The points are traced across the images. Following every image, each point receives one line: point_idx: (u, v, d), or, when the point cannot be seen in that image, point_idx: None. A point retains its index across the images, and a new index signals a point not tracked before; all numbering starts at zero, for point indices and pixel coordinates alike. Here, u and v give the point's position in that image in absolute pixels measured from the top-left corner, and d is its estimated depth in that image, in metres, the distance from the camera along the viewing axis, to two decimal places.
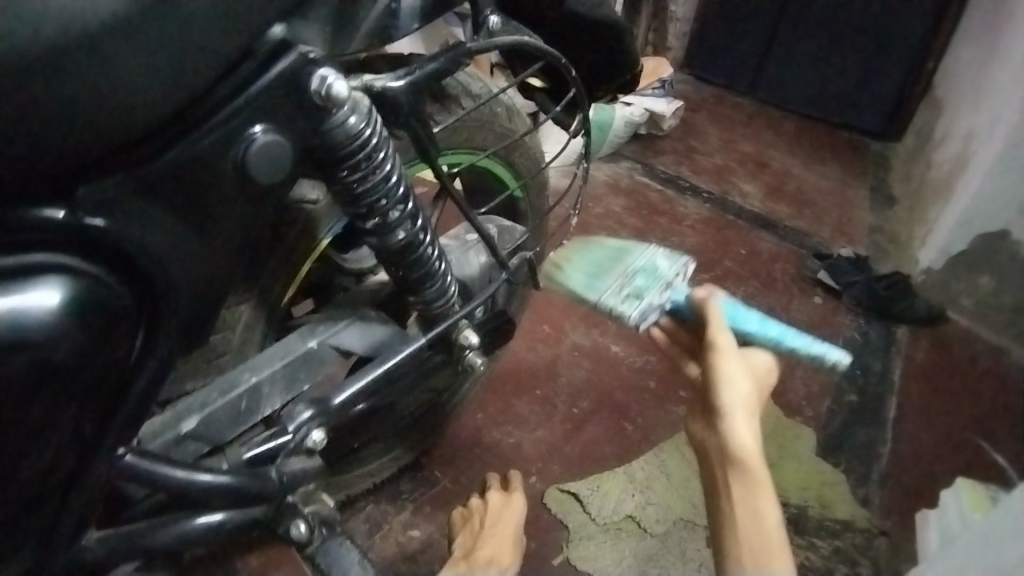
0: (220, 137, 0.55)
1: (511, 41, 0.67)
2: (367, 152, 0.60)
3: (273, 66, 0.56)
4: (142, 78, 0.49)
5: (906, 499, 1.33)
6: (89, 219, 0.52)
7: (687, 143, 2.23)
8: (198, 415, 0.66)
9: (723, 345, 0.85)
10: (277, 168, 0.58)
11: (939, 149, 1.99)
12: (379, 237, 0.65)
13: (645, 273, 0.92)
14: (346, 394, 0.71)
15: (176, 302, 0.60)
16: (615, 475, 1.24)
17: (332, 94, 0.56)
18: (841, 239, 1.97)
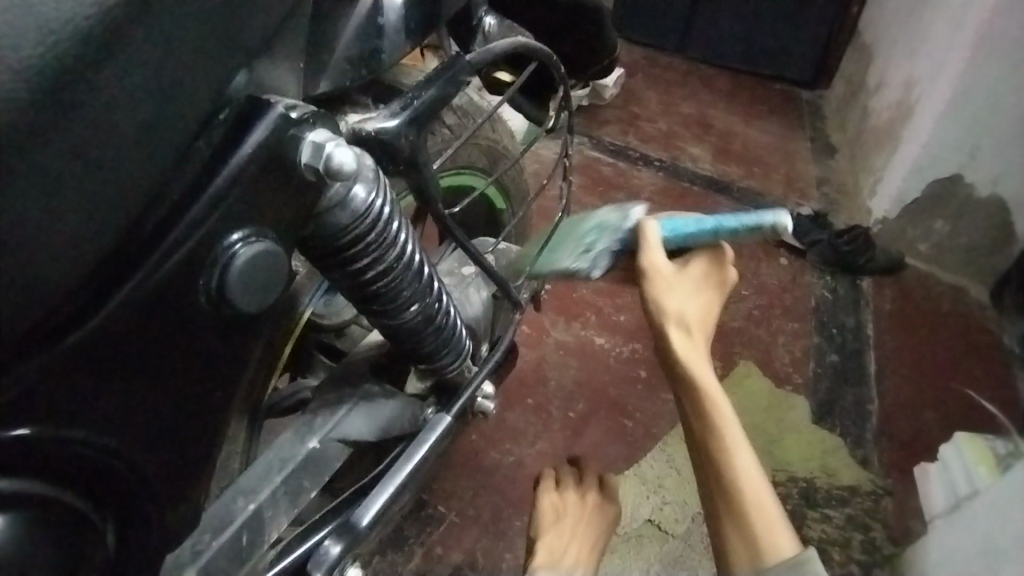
0: (186, 258, 0.41)
1: (506, 45, 0.61)
2: (379, 229, 0.50)
3: (239, 147, 0.42)
4: (63, 214, 0.36)
5: (903, 455, 1.35)
6: (10, 429, 0.38)
7: (630, 110, 2.13)
8: (192, 571, 0.52)
9: (653, 264, 0.73)
10: (272, 281, 0.45)
11: (873, 96, 1.98)
12: (388, 316, 0.56)
13: (597, 228, 0.77)
14: (373, 511, 0.60)
15: (153, 472, 0.47)
16: (627, 480, 1.18)
17: (336, 167, 0.44)
18: (794, 196, 1.93)
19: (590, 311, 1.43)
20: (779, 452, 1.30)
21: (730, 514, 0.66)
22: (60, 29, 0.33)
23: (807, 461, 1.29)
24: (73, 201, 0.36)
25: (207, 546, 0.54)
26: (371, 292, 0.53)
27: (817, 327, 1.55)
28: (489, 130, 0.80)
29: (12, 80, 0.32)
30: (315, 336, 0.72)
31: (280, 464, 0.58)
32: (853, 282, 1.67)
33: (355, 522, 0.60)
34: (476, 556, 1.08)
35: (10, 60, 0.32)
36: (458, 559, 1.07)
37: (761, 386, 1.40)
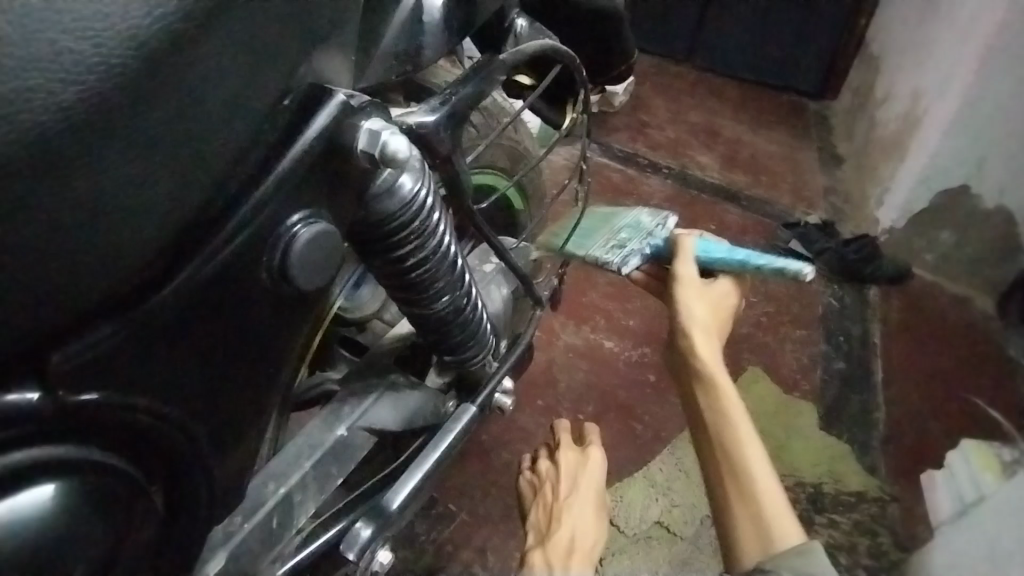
0: (249, 238, 0.43)
1: (536, 48, 0.64)
2: (421, 217, 0.52)
3: (304, 131, 0.44)
4: (144, 178, 0.37)
5: (910, 462, 1.35)
6: (80, 393, 0.38)
7: (639, 118, 2.15)
8: (223, 551, 0.53)
9: (686, 278, 0.80)
10: (327, 265, 0.46)
11: (882, 107, 1.98)
12: (422, 306, 0.57)
13: (630, 227, 0.86)
14: (403, 496, 0.61)
15: (202, 452, 0.47)
16: (636, 482, 1.19)
17: (390, 154, 0.46)
18: (802, 205, 1.95)
19: (600, 314, 1.44)
20: (787, 457, 1.31)
21: (743, 507, 0.67)
22: (166, 2, 0.34)
23: (815, 467, 1.30)
24: (157, 175, 0.38)
25: (238, 527, 0.54)
26: (406, 283, 0.55)
27: (824, 335, 1.56)
28: (513, 132, 0.82)
29: (120, 46, 0.33)
30: (338, 329, 0.74)
31: (309, 450, 0.59)
32: (860, 291, 1.68)
33: (384, 506, 0.60)
34: (486, 554, 1.09)
35: (117, 26, 0.33)
36: (469, 557, 1.08)
37: (768, 391, 1.41)
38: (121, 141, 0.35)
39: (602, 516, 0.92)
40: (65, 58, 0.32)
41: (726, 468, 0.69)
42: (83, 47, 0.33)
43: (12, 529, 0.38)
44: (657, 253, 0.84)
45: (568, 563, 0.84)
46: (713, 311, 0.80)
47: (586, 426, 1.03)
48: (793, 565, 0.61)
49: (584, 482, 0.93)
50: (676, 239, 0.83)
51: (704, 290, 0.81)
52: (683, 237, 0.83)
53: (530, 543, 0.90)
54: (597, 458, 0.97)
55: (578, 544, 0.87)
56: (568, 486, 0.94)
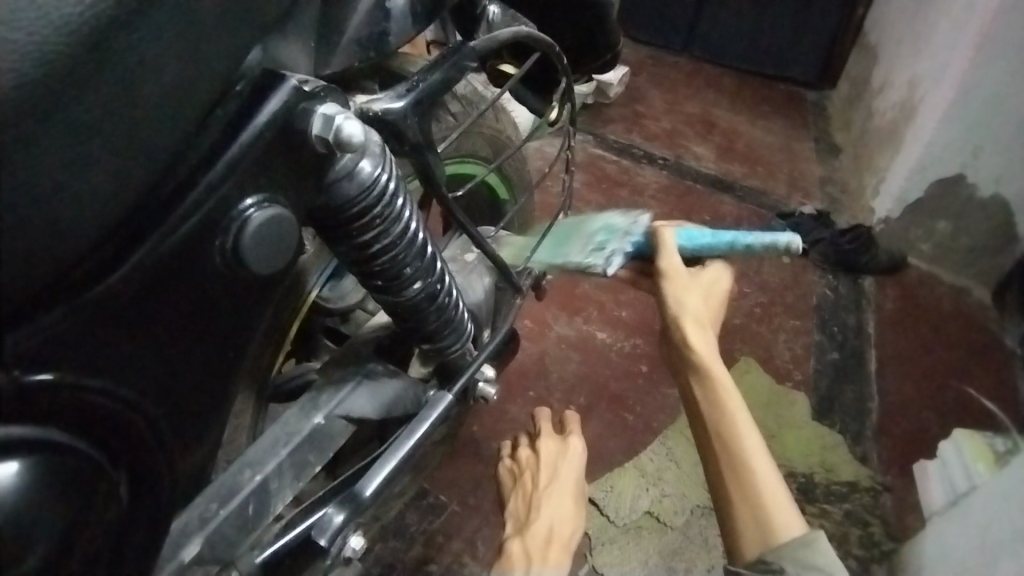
0: (202, 220, 0.42)
1: (509, 34, 0.63)
2: (385, 201, 0.52)
3: (255, 115, 0.43)
4: (88, 164, 0.37)
5: (902, 452, 1.35)
6: (33, 373, 0.38)
7: (635, 109, 2.14)
8: (200, 537, 0.53)
9: (674, 270, 0.77)
10: (283, 248, 0.46)
11: (879, 96, 1.96)
12: (392, 293, 0.57)
13: (604, 230, 0.78)
14: (377, 483, 0.61)
15: (165, 434, 0.47)
16: (626, 472, 1.19)
17: (343, 139, 0.45)
18: (797, 195, 1.94)
19: (592, 306, 1.44)
20: (778, 447, 1.30)
21: (743, 500, 0.67)
22: None
23: (806, 457, 1.30)
24: (103, 160, 0.37)
25: (214, 514, 0.54)
26: (376, 267, 0.54)
27: (818, 325, 1.55)
28: (494, 120, 0.81)
29: (53, 36, 0.34)
30: (319, 320, 0.73)
31: (285, 438, 0.59)
32: (855, 280, 1.67)
33: (358, 492, 0.60)
34: (476, 544, 1.09)
35: (52, 16, 0.34)
36: (459, 547, 1.08)
37: (761, 381, 1.41)
38: (64, 124, 0.35)
39: (580, 504, 0.92)
40: (1, 49, 0.33)
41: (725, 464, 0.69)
42: (19, 38, 0.33)
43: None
44: (639, 250, 0.80)
45: (546, 556, 0.84)
46: (704, 303, 0.78)
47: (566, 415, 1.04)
48: (798, 557, 0.62)
49: (563, 471, 0.93)
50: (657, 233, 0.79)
51: (695, 279, 0.79)
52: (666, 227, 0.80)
53: (508, 534, 0.89)
54: (578, 448, 0.97)
55: (557, 534, 0.87)
56: (548, 477, 0.93)
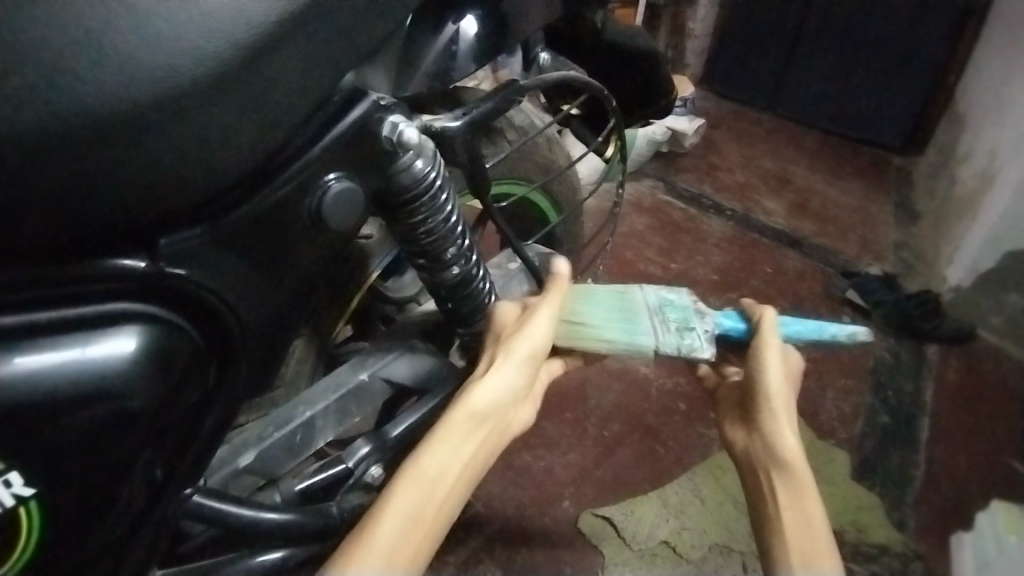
0: (298, 185, 0.57)
1: (556, 77, 0.74)
2: (432, 194, 0.64)
3: (347, 113, 0.57)
4: (234, 130, 0.50)
5: (946, 525, 1.29)
6: (172, 267, 0.52)
7: (709, 160, 2.20)
8: (254, 451, 0.68)
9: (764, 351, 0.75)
10: (351, 214, 0.60)
11: (965, 164, 1.92)
12: (434, 273, 0.69)
13: (671, 306, 0.78)
14: (402, 428, 0.75)
15: (251, 349, 0.61)
16: (648, 500, 1.22)
17: (403, 141, 0.59)
18: (867, 257, 1.91)
19: None
20: None
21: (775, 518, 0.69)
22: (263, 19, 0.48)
23: (838, 514, 1.28)
24: (232, 136, 0.50)
25: (269, 436, 0.69)
26: (423, 248, 0.67)
27: (871, 386, 1.53)
28: (546, 150, 0.92)
29: (232, 45, 0.47)
30: (378, 305, 0.86)
31: (335, 387, 0.72)
32: (917, 347, 1.64)
33: (385, 433, 0.75)
34: (494, 545, 1.15)
35: (231, 32, 0.47)
36: (477, 544, 1.15)
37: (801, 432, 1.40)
38: (222, 101, 0.48)
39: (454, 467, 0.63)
40: (200, 46, 0.46)
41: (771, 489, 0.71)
42: (209, 40, 0.46)
43: (92, 365, 0.49)
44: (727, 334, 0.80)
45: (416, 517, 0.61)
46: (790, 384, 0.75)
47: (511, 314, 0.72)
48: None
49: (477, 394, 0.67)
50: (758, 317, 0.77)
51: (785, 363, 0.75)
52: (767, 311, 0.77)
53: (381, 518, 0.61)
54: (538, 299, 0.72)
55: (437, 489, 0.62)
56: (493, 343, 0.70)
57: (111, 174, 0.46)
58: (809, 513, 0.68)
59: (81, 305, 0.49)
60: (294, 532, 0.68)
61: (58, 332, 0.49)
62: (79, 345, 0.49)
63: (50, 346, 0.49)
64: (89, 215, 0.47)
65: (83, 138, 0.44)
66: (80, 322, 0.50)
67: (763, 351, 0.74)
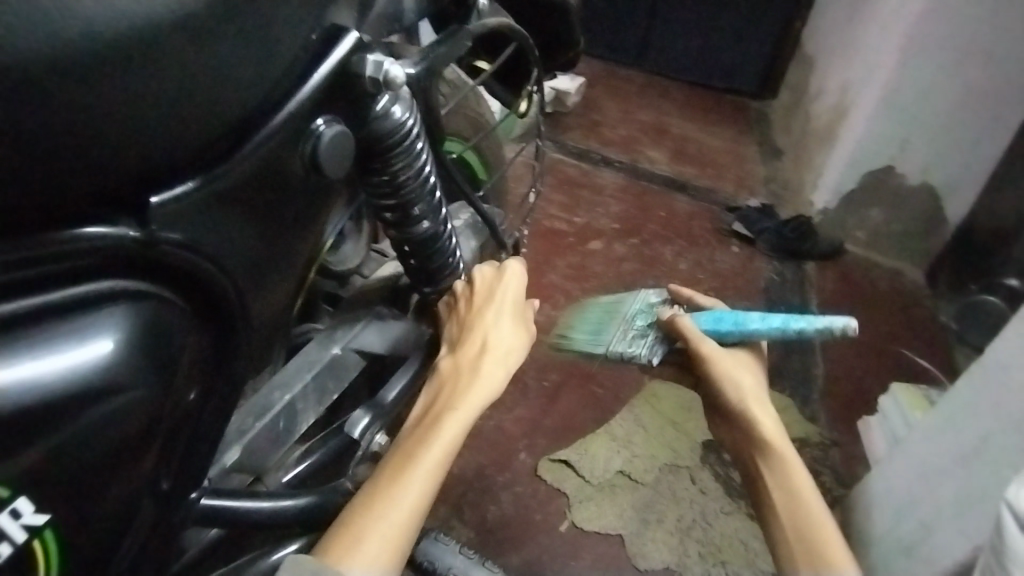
0: (293, 131, 0.53)
1: (494, 22, 0.79)
2: (409, 141, 0.63)
3: (333, 51, 0.55)
4: (232, 62, 0.47)
5: (847, 413, 1.47)
6: (167, 233, 0.47)
7: (591, 117, 2.28)
8: (239, 445, 0.65)
9: (713, 353, 0.84)
10: (344, 161, 0.57)
11: (816, 100, 2.14)
12: (405, 227, 0.70)
13: (641, 316, 0.96)
14: (395, 393, 0.77)
15: (250, 318, 0.57)
16: (599, 437, 1.28)
17: (390, 79, 0.57)
18: (744, 193, 2.09)
19: None
20: None
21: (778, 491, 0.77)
22: None
23: None
24: (230, 70, 0.47)
25: (250, 426, 0.66)
26: (396, 199, 0.67)
27: (767, 305, 1.69)
28: (475, 104, 0.92)
29: None
30: (320, 284, 0.82)
31: (310, 365, 0.72)
32: (798, 266, 1.83)
33: (381, 400, 0.76)
34: (461, 510, 1.16)
35: None
36: (445, 512, 1.15)
37: None
38: (225, 30, 0.46)
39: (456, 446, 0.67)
40: None
41: (777, 490, 0.77)
42: None
43: (76, 366, 0.44)
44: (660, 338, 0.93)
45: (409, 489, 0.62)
46: (752, 376, 0.85)
47: (499, 286, 0.78)
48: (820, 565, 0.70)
49: (469, 376, 0.72)
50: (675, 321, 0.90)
51: (735, 362, 0.85)
52: (680, 317, 0.89)
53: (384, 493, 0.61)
54: (515, 269, 0.81)
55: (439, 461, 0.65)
56: (479, 305, 0.77)
57: (92, 114, 0.41)
58: (801, 493, 0.76)
59: (62, 288, 0.44)
60: (309, 518, 0.67)
61: (37, 325, 0.43)
62: (58, 346, 0.44)
63: (30, 346, 0.43)
64: (72, 162, 0.42)
65: (63, 67, 0.39)
66: (60, 311, 0.44)
67: (710, 364, 0.84)
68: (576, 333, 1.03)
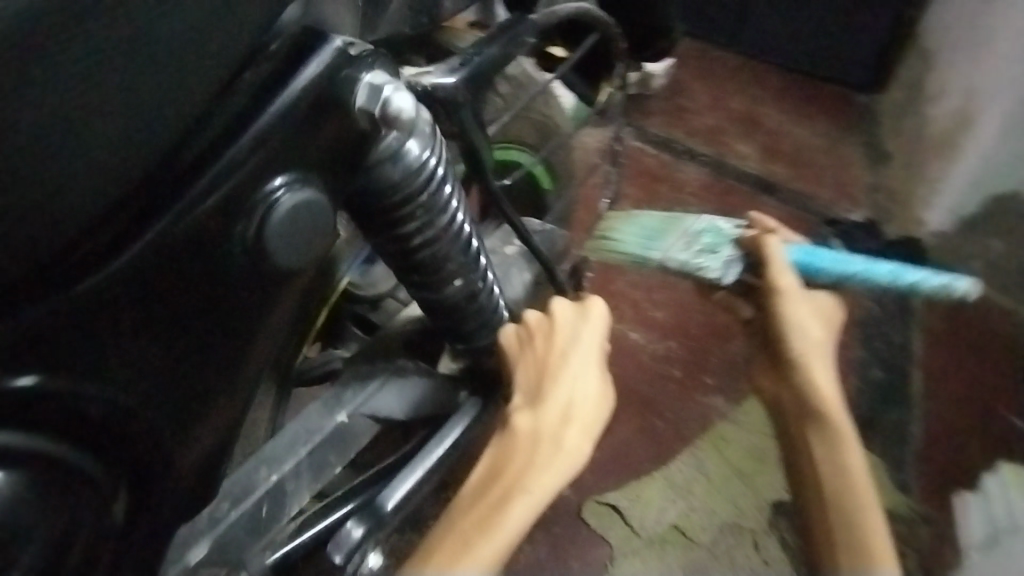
0: (223, 203, 0.47)
1: (569, 10, 0.68)
2: (430, 189, 0.58)
3: (288, 88, 0.48)
4: (109, 126, 0.41)
5: (944, 482, 1.27)
6: (20, 375, 0.43)
7: (677, 101, 2.02)
8: (209, 538, 0.60)
9: (793, 290, 0.74)
10: (310, 232, 0.51)
11: (934, 102, 1.75)
12: (432, 289, 0.64)
13: (711, 230, 0.81)
14: (396, 497, 0.68)
15: (179, 409, 0.53)
16: (653, 482, 1.14)
17: (391, 108, 0.51)
18: (845, 202, 1.84)
19: (626, 303, 1.37)
20: None
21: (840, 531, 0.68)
22: None
23: None
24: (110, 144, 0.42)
25: (225, 513, 0.61)
26: (426, 247, 0.60)
27: (860, 340, 1.48)
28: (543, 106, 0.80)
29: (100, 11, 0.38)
30: (349, 307, 0.76)
31: (305, 437, 0.65)
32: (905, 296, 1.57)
33: (379, 505, 0.68)
34: None
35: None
36: None
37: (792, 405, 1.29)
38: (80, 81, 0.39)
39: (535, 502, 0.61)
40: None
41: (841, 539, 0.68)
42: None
43: None
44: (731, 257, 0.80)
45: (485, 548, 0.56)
46: (826, 327, 0.76)
47: (586, 325, 0.72)
48: None
49: (540, 413, 0.65)
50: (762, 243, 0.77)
51: (813, 307, 0.76)
52: (765, 239, 0.77)
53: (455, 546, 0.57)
54: (599, 313, 0.73)
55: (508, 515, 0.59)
56: (562, 350, 0.69)
57: None
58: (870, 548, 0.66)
59: None
60: None
61: None
62: None
63: None
64: None
65: None
66: None
67: (788, 303, 0.74)
68: (622, 234, 0.85)
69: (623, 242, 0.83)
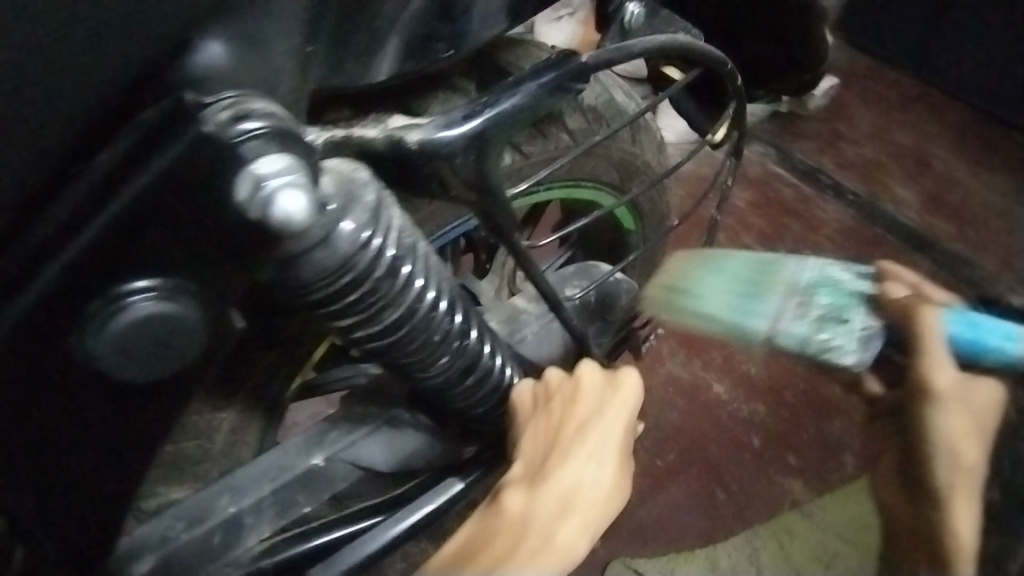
0: (66, 298, 0.39)
1: (662, 39, 0.56)
2: (382, 271, 0.49)
3: (146, 162, 0.37)
4: None
5: None
6: None
7: (835, 126, 1.64)
8: (154, 556, 0.58)
9: (948, 389, 0.55)
10: (171, 344, 0.42)
11: None
12: (413, 370, 0.57)
13: (826, 286, 0.60)
14: (350, 562, 0.66)
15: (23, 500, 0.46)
16: (694, 559, 1.02)
17: (268, 212, 0.38)
18: (1009, 276, 1.45)
19: (717, 349, 1.22)
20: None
21: None
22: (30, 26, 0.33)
23: None
24: None
25: (177, 534, 0.59)
26: (378, 338, 0.52)
27: None
28: (630, 144, 0.74)
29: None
30: None
31: (278, 472, 0.63)
32: None
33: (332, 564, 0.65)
34: None
35: None
36: None
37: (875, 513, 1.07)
38: None
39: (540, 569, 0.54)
40: None
41: None
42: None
43: None
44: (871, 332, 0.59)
45: None
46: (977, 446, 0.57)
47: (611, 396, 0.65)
48: None
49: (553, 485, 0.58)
50: (916, 318, 0.56)
51: (968, 413, 0.56)
52: (922, 312, 0.56)
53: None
54: (632, 387, 0.66)
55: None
56: (579, 422, 0.62)
57: None
58: None
59: None
60: None
61: None
62: None
63: None
64: None
65: None
66: None
67: (935, 404, 0.56)
68: (700, 286, 0.63)
69: (705, 299, 0.62)
